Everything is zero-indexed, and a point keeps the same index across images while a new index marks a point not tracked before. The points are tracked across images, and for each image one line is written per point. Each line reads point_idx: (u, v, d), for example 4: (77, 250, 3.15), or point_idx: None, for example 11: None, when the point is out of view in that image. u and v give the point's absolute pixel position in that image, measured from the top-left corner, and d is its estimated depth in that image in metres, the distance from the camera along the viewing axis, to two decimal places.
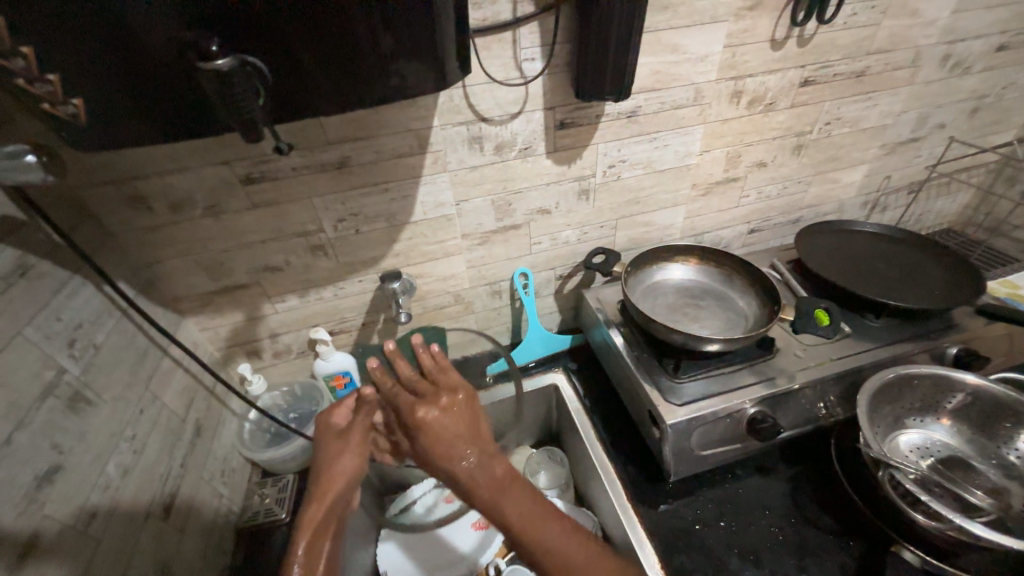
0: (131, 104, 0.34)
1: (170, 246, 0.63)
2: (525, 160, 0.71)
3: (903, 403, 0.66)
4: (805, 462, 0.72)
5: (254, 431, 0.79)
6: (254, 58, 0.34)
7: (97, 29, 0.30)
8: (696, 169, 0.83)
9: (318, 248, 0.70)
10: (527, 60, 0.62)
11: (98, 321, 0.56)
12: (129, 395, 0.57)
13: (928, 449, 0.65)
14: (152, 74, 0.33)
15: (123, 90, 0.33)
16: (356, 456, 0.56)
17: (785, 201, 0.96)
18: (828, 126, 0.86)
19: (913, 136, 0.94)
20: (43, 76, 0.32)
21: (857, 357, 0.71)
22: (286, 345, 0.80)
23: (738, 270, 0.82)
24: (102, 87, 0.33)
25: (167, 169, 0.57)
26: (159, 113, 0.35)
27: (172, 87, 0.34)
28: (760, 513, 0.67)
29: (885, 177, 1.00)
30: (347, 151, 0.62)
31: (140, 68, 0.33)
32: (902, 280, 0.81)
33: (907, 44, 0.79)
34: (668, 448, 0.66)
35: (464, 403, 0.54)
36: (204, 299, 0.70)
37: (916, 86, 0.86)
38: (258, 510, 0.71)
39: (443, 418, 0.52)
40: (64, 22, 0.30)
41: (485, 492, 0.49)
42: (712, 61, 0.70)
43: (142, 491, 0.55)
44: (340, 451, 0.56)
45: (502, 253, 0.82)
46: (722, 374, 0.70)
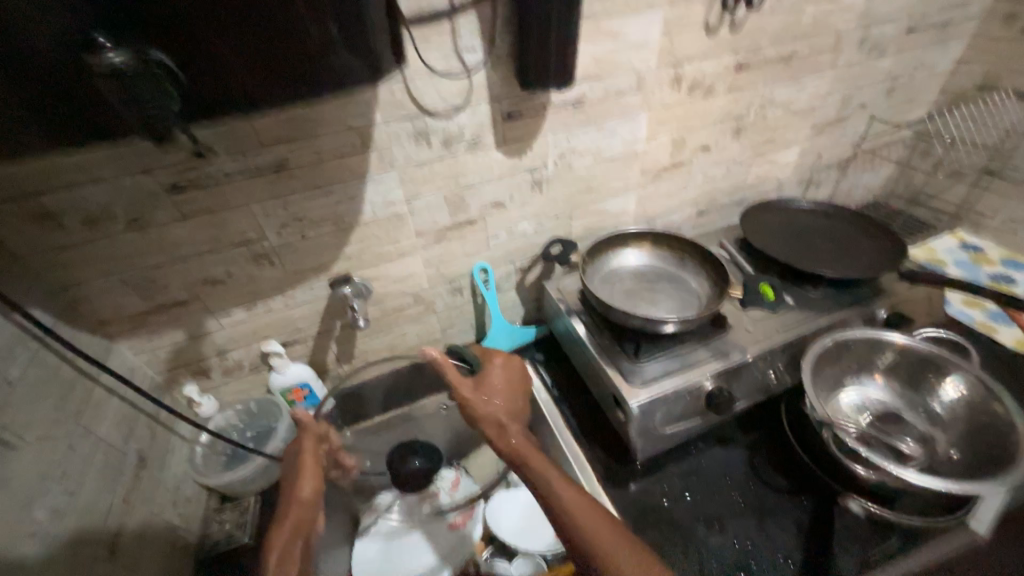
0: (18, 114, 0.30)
1: (91, 266, 0.58)
2: (475, 154, 0.70)
3: (842, 366, 0.71)
4: (761, 429, 0.77)
5: (208, 455, 0.75)
6: (157, 54, 0.31)
7: None
8: (644, 155, 0.85)
9: (262, 256, 0.66)
10: (468, 51, 0.61)
11: (10, 354, 0.50)
12: (55, 433, 0.52)
13: (866, 406, 0.70)
14: (40, 74, 0.29)
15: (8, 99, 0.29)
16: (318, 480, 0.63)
17: (729, 183, 1.00)
18: (763, 109, 0.90)
19: (839, 116, 1.00)
20: None
21: (801, 327, 0.75)
22: (236, 361, 0.76)
23: (689, 252, 0.85)
24: None
25: (79, 182, 0.52)
26: (57, 120, 0.32)
27: (69, 88, 0.31)
28: (724, 482, 0.70)
29: (817, 155, 1.06)
30: (285, 152, 0.58)
31: (23, 73, 0.29)
32: (837, 251, 0.87)
33: (828, 29, 0.84)
34: (634, 429, 0.68)
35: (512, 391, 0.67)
36: (136, 320, 0.65)
37: (839, 68, 0.92)
38: (218, 537, 0.67)
39: (499, 398, 0.65)
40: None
41: (529, 460, 0.58)
42: (651, 49, 0.71)
43: (81, 533, 0.50)
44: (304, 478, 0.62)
45: (459, 249, 0.80)
46: (680, 353, 0.72)
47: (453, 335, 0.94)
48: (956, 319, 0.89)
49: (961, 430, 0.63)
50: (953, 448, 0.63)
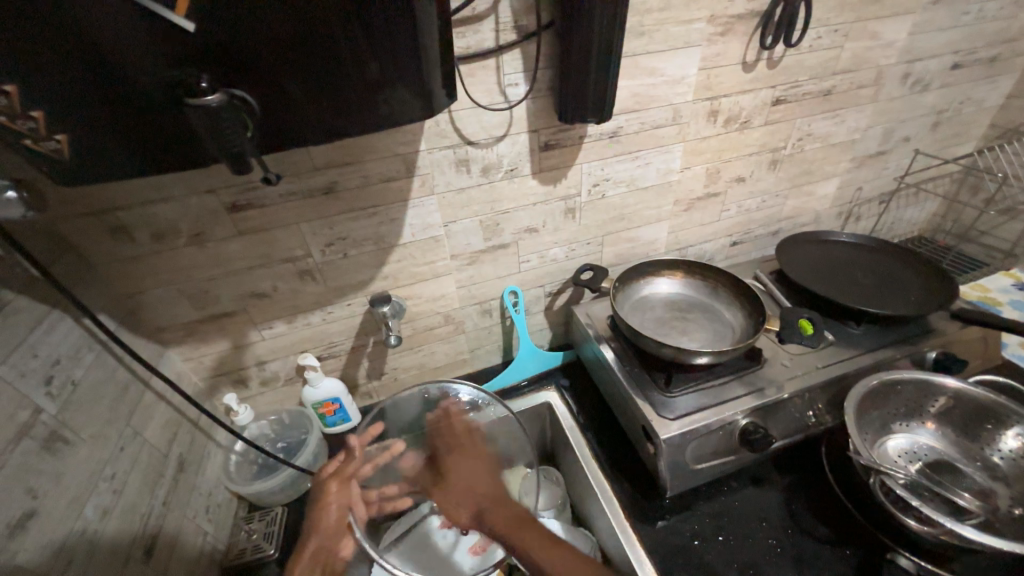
0: (122, 138, 0.35)
1: (152, 277, 0.62)
2: (512, 181, 0.73)
3: (888, 408, 0.67)
4: (799, 470, 0.73)
5: (241, 463, 0.77)
6: (241, 93, 0.34)
7: (84, 62, 0.31)
8: (678, 185, 0.85)
9: (306, 272, 0.69)
10: (511, 85, 0.64)
11: (77, 355, 0.54)
12: (108, 432, 0.55)
13: (915, 453, 0.66)
14: (140, 107, 0.33)
15: (113, 126, 0.34)
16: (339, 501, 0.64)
17: (765, 214, 0.99)
18: (800, 142, 0.89)
19: (881, 150, 0.99)
20: (25, 111, 0.31)
21: (842, 365, 0.72)
22: (273, 373, 0.79)
23: (724, 282, 0.83)
24: (88, 120, 0.33)
25: (150, 200, 0.56)
26: (155, 149, 0.36)
27: (165, 121, 0.35)
28: (758, 525, 0.67)
29: (857, 188, 1.04)
30: (335, 176, 0.62)
31: (132, 107, 0.33)
32: (879, 287, 0.83)
33: (870, 64, 0.84)
34: (664, 463, 0.66)
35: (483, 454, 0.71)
36: (187, 328, 0.68)
37: (881, 102, 0.90)
38: (245, 547, 0.68)
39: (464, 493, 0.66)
40: (45, 65, 0.30)
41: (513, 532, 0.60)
42: (688, 83, 0.73)
43: (122, 533, 0.52)
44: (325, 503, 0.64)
45: (491, 272, 0.82)
46: (713, 386, 0.70)
47: (480, 356, 0.95)
48: (1014, 364, 0.84)
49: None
50: (1017, 506, 0.58)
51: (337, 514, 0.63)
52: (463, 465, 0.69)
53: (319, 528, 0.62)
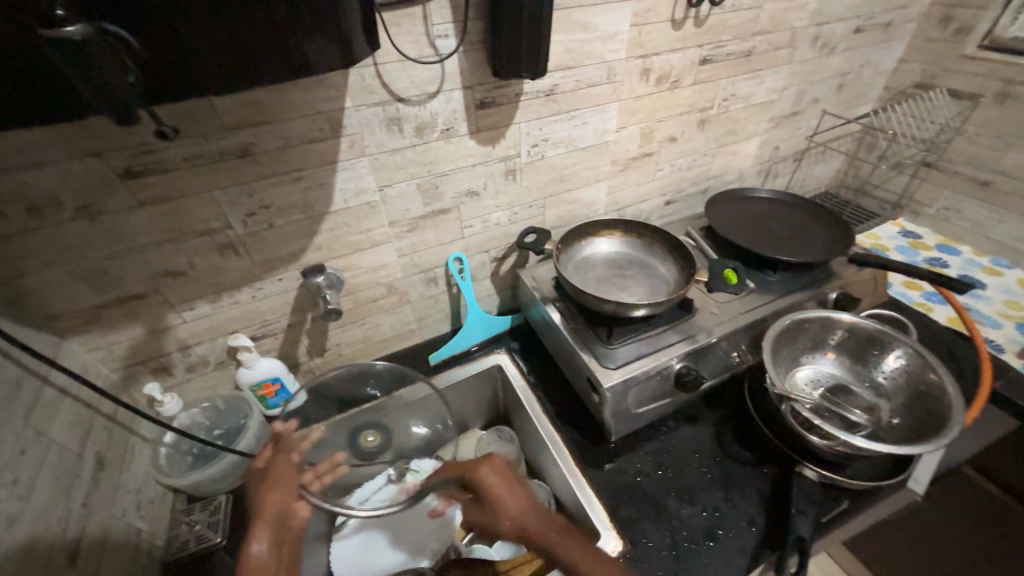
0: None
1: (35, 256, 0.54)
2: (449, 142, 0.70)
3: (798, 345, 0.76)
4: (726, 406, 0.81)
5: (173, 456, 0.71)
6: (115, 27, 0.30)
7: None
8: (614, 145, 0.87)
9: (226, 246, 0.63)
10: (440, 37, 0.60)
11: None
12: (3, 436, 0.48)
13: (819, 381, 0.75)
14: None
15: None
16: (288, 482, 0.58)
17: (695, 173, 1.04)
18: (726, 102, 0.94)
19: (795, 110, 1.06)
20: None
21: (761, 309, 0.80)
22: (201, 357, 0.73)
23: (659, 239, 0.88)
24: None
25: (18, 165, 0.48)
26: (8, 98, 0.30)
27: (14, 61, 0.29)
28: (692, 457, 0.74)
29: (775, 147, 1.12)
30: (250, 137, 0.56)
31: None
32: (792, 238, 0.92)
33: (785, 26, 0.88)
34: (608, 410, 0.70)
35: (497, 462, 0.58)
36: (88, 315, 0.61)
37: (795, 64, 0.96)
38: (187, 539, 0.64)
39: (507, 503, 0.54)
40: None
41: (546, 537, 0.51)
42: (620, 40, 0.73)
43: (36, 539, 0.47)
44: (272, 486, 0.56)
45: (433, 239, 0.80)
46: (651, 336, 0.75)
47: (427, 326, 0.94)
48: (897, 299, 0.97)
49: (902, 400, 0.69)
50: (895, 416, 0.68)
51: (285, 491, 0.56)
52: (503, 482, 0.56)
53: (265, 517, 0.54)
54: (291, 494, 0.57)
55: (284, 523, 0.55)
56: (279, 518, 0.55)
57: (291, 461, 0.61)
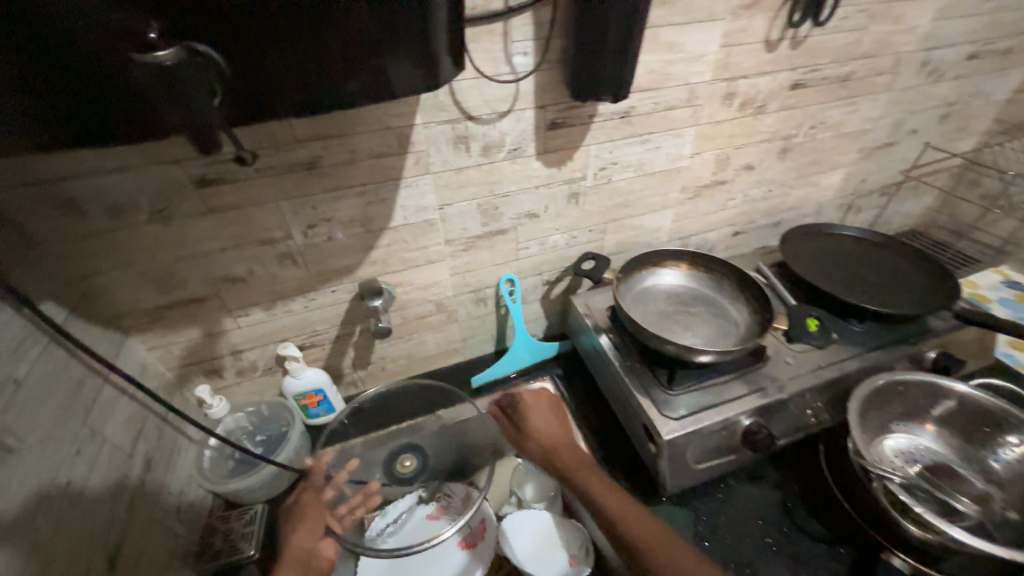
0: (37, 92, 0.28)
1: (110, 257, 0.55)
2: (514, 162, 0.67)
3: (892, 410, 0.67)
4: (796, 467, 0.72)
5: (216, 459, 0.71)
6: (206, 48, 0.29)
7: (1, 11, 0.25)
8: (686, 172, 0.81)
9: (285, 256, 0.63)
10: (519, 54, 0.57)
11: (20, 350, 0.47)
12: (61, 435, 0.49)
13: (915, 454, 0.66)
14: (79, 69, 0.27)
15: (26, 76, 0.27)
16: (312, 522, 0.64)
17: (769, 204, 0.96)
18: (813, 130, 0.86)
19: (889, 141, 0.96)
20: None
21: (845, 365, 0.71)
22: (250, 362, 0.73)
23: (728, 276, 0.81)
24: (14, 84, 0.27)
25: (102, 170, 0.48)
26: (91, 116, 0.29)
27: (103, 81, 0.28)
28: (755, 523, 0.66)
29: (861, 180, 1.02)
30: (319, 150, 0.55)
31: (67, 65, 0.27)
32: (882, 284, 0.82)
33: (890, 50, 0.80)
34: (665, 463, 0.64)
35: (541, 394, 0.79)
36: (152, 315, 0.62)
37: (896, 91, 0.87)
38: (221, 549, 0.64)
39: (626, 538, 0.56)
40: None
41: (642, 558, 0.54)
42: (707, 61, 0.67)
43: (79, 548, 0.47)
44: (296, 526, 0.63)
45: (487, 259, 0.77)
46: (717, 384, 0.68)
47: (472, 346, 0.91)
48: (1003, 362, 0.85)
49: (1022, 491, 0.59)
50: (1011, 509, 0.58)
51: (310, 530, 0.63)
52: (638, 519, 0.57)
53: (289, 557, 0.60)
54: (312, 533, 0.62)
55: (309, 562, 0.60)
56: (304, 556, 0.61)
57: (318, 499, 0.67)
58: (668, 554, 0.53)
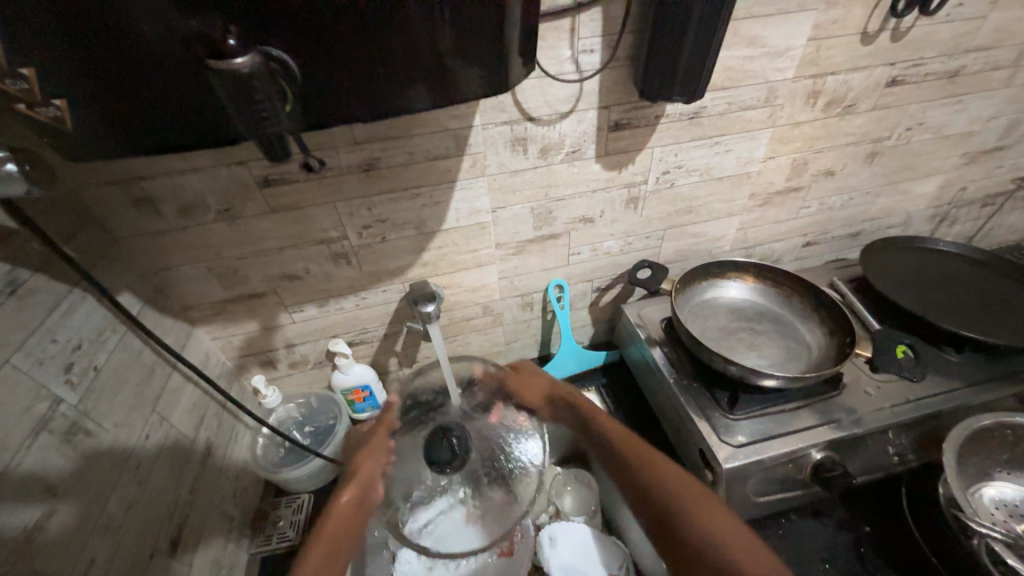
0: (122, 97, 0.28)
1: (180, 253, 0.57)
2: (572, 165, 0.64)
3: (995, 455, 0.59)
4: (869, 509, 0.66)
5: (268, 446, 0.74)
6: (278, 53, 0.28)
7: (100, 31, 0.26)
8: (757, 177, 0.74)
9: (340, 256, 0.63)
10: (585, 52, 0.54)
11: (99, 339, 0.50)
12: (133, 421, 0.52)
13: (1020, 508, 0.58)
14: (153, 86, 0.28)
15: (106, 81, 0.28)
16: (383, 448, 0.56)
17: (848, 213, 0.87)
18: (908, 132, 0.76)
19: (1000, 145, 0.84)
20: (48, 101, 0.28)
21: (936, 401, 0.63)
22: (303, 356, 0.75)
23: (800, 292, 0.74)
24: (106, 98, 0.28)
25: (177, 169, 0.50)
26: (183, 123, 0.31)
27: (191, 94, 0.29)
28: (820, 567, 0.61)
29: (961, 189, 0.90)
30: (376, 151, 0.54)
31: (151, 74, 0.28)
32: (985, 310, 0.72)
33: (1013, 40, 0.69)
34: (722, 494, 0.59)
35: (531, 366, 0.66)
36: (216, 307, 0.64)
37: (1014, 88, 0.76)
38: (272, 534, 0.67)
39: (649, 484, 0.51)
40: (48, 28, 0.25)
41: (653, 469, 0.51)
42: (792, 57, 0.61)
43: (146, 532, 0.50)
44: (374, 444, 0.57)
45: (537, 264, 0.75)
46: (784, 413, 0.62)
47: (516, 349, 0.89)
48: None
49: None
50: None
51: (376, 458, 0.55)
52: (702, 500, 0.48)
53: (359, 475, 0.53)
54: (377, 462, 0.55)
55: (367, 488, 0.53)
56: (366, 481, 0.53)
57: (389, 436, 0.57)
58: (707, 524, 0.45)
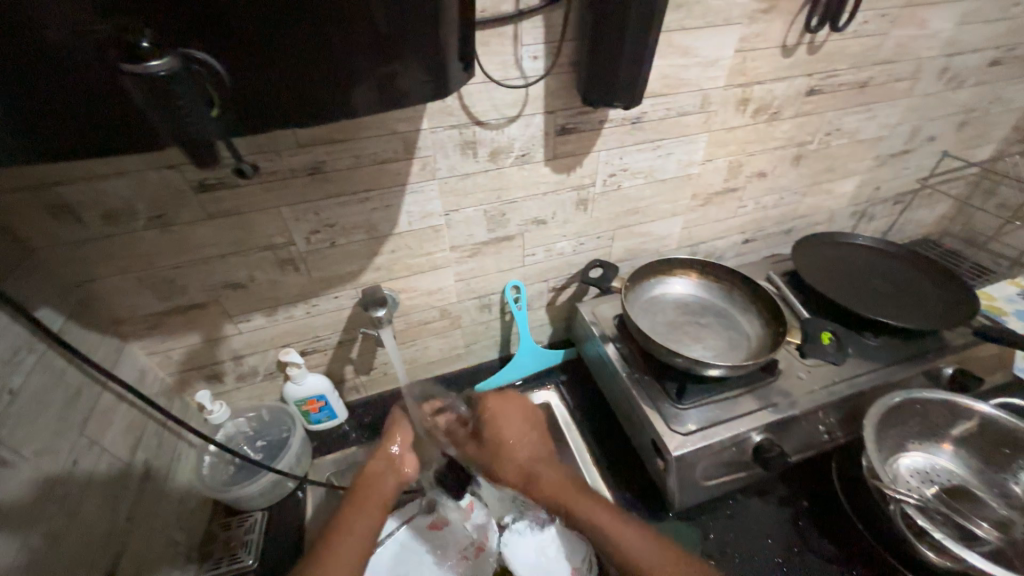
0: (28, 99, 0.27)
1: (108, 263, 0.54)
2: (522, 168, 0.65)
3: (908, 427, 0.66)
4: (805, 484, 0.71)
5: (216, 465, 0.69)
6: (200, 54, 0.28)
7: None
8: (697, 178, 0.79)
9: (288, 262, 0.61)
10: (529, 58, 0.55)
11: (14, 359, 0.46)
12: (58, 446, 0.48)
13: (930, 474, 0.65)
14: (63, 87, 0.27)
15: (7, 82, 0.26)
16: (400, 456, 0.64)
17: (780, 212, 0.94)
18: (828, 137, 0.83)
19: (905, 148, 0.93)
20: None
21: (858, 381, 0.69)
22: (251, 367, 0.72)
23: (739, 285, 0.79)
24: (6, 99, 0.27)
25: (101, 174, 0.47)
26: (100, 125, 0.29)
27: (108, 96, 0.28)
28: (764, 542, 0.65)
29: (875, 188, 0.99)
30: (322, 155, 0.53)
31: (61, 75, 0.27)
32: (897, 297, 0.80)
33: (910, 56, 0.77)
34: (674, 480, 0.62)
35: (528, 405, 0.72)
36: (152, 320, 0.61)
37: (914, 98, 0.85)
38: (221, 556, 0.64)
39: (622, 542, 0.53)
40: None
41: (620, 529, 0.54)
42: (721, 67, 0.65)
43: (75, 565, 0.46)
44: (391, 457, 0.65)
45: (493, 266, 0.75)
46: (727, 400, 0.66)
47: (475, 351, 0.89)
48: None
49: None
50: None
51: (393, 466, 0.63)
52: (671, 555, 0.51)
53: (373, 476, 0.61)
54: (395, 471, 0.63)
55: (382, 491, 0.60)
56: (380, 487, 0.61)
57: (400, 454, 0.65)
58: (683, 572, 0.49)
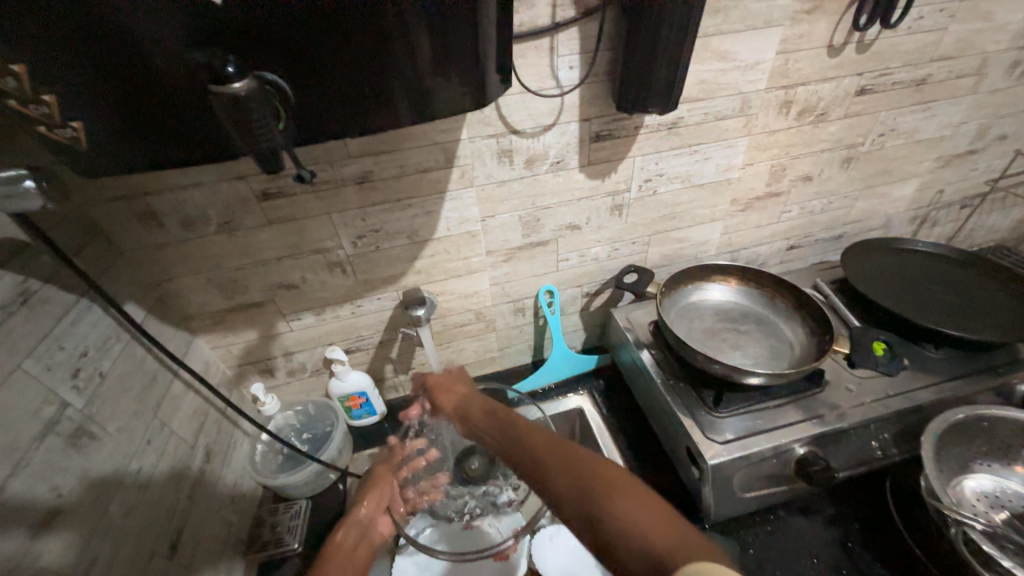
0: (133, 118, 0.31)
1: (183, 264, 0.60)
2: (557, 175, 0.67)
3: (972, 446, 0.61)
4: (855, 504, 0.67)
5: (267, 454, 0.75)
6: (272, 77, 0.31)
7: (115, 63, 0.29)
8: (737, 183, 0.77)
9: (336, 265, 0.66)
10: (564, 68, 0.57)
11: (104, 347, 0.53)
12: (134, 426, 0.54)
13: (999, 498, 0.60)
14: (159, 110, 0.31)
15: (118, 105, 0.31)
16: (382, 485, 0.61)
17: (829, 217, 0.89)
18: (881, 137, 0.79)
19: (972, 148, 0.87)
20: (67, 123, 0.31)
21: (916, 396, 0.65)
22: (300, 363, 0.77)
23: (782, 293, 0.76)
24: (118, 119, 0.31)
25: (181, 184, 0.53)
26: (190, 137, 0.33)
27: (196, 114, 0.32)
28: (808, 562, 0.62)
29: (938, 191, 0.93)
30: (369, 165, 0.57)
31: (160, 98, 0.31)
32: (962, 307, 0.74)
33: (974, 50, 0.73)
34: (710, 490, 0.61)
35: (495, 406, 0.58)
36: (216, 317, 0.67)
37: (980, 95, 0.79)
38: (268, 540, 0.68)
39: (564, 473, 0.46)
40: (70, 61, 0.28)
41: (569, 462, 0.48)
42: (762, 69, 0.64)
43: (144, 537, 0.51)
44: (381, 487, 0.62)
45: (527, 270, 0.77)
46: (768, 410, 0.64)
47: (509, 355, 0.91)
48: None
49: None
50: None
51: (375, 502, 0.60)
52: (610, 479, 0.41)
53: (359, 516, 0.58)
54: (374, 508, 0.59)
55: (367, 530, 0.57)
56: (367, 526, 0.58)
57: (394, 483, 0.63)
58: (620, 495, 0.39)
